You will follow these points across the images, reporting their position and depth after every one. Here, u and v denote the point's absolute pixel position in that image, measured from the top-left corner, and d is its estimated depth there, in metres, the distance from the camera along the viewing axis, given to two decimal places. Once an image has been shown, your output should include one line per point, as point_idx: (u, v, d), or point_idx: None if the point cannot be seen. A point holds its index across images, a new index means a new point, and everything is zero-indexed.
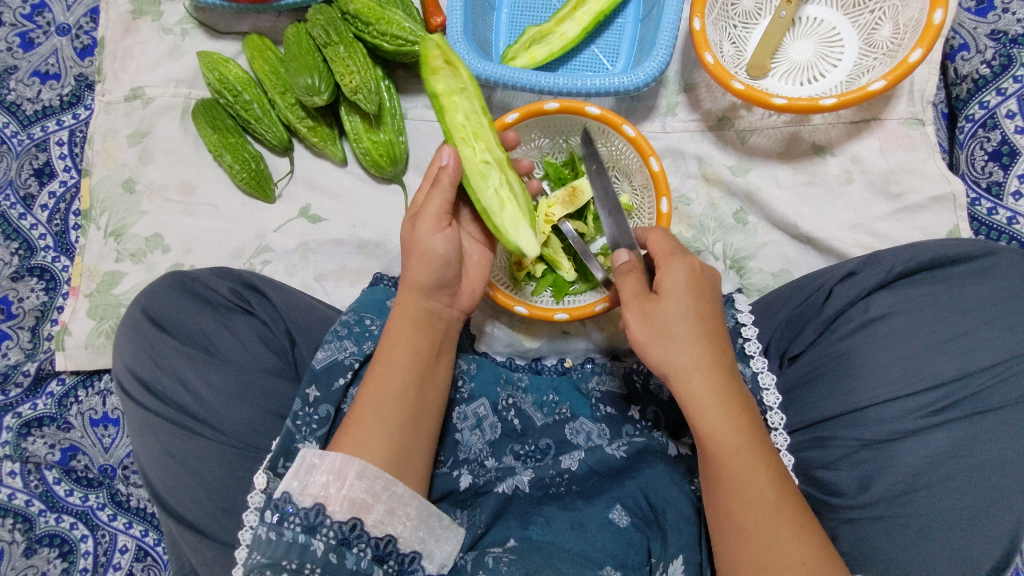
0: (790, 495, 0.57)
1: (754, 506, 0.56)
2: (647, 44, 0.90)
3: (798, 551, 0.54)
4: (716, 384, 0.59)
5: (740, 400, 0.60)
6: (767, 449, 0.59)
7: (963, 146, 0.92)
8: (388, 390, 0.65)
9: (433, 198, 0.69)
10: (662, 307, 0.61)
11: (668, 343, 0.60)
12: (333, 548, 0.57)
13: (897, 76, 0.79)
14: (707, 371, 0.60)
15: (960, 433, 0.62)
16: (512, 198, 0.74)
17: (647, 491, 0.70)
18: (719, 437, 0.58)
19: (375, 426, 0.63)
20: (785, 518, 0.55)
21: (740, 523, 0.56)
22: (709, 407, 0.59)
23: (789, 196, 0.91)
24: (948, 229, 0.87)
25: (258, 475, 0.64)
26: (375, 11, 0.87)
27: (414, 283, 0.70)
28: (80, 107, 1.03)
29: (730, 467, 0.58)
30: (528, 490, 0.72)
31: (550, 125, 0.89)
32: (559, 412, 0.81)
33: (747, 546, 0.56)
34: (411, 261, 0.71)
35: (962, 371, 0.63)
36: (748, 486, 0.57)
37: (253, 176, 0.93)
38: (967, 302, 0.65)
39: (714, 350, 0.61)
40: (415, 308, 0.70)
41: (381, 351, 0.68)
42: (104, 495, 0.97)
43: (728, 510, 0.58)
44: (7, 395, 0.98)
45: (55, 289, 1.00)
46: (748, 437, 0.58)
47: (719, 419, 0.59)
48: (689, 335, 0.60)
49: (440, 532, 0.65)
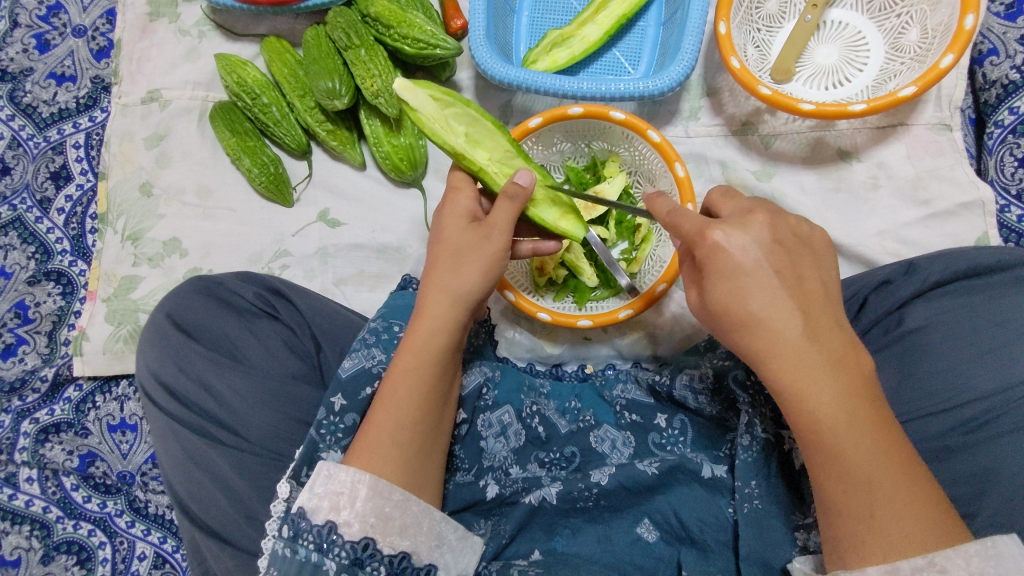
0: (906, 454, 0.53)
1: (848, 479, 0.53)
2: (671, 47, 0.89)
3: (910, 522, 0.51)
4: (796, 359, 0.55)
5: (841, 358, 0.55)
6: (868, 419, 0.53)
7: (991, 152, 0.91)
8: (409, 410, 0.62)
9: (506, 213, 0.67)
10: (723, 271, 0.57)
11: (739, 309, 0.56)
12: (344, 568, 0.56)
13: (928, 81, 0.78)
14: (797, 335, 0.55)
15: (1006, 450, 0.60)
16: (447, 131, 0.72)
17: (678, 509, 0.69)
18: (810, 409, 0.54)
19: (387, 451, 0.60)
20: (893, 485, 0.52)
21: (835, 503, 0.54)
22: (796, 375, 0.54)
23: (813, 202, 0.90)
24: (976, 236, 0.86)
25: (281, 484, 0.62)
26: (396, 14, 0.86)
27: (461, 297, 0.66)
28: (96, 109, 1.02)
29: (831, 443, 0.53)
30: (556, 503, 0.70)
31: (572, 129, 0.88)
32: (583, 419, 0.80)
33: (848, 517, 0.53)
34: (460, 263, 0.66)
35: (1001, 386, 0.61)
36: (850, 463, 0.53)
37: (272, 179, 0.92)
38: (1005, 313, 0.64)
39: (799, 306, 0.56)
40: (451, 317, 0.66)
41: (399, 364, 0.64)
42: (123, 501, 0.96)
43: (823, 488, 0.55)
44: (24, 400, 0.97)
45: (72, 294, 0.99)
46: (855, 401, 0.54)
47: (813, 385, 0.54)
48: (760, 296, 0.56)
49: (455, 544, 0.64)
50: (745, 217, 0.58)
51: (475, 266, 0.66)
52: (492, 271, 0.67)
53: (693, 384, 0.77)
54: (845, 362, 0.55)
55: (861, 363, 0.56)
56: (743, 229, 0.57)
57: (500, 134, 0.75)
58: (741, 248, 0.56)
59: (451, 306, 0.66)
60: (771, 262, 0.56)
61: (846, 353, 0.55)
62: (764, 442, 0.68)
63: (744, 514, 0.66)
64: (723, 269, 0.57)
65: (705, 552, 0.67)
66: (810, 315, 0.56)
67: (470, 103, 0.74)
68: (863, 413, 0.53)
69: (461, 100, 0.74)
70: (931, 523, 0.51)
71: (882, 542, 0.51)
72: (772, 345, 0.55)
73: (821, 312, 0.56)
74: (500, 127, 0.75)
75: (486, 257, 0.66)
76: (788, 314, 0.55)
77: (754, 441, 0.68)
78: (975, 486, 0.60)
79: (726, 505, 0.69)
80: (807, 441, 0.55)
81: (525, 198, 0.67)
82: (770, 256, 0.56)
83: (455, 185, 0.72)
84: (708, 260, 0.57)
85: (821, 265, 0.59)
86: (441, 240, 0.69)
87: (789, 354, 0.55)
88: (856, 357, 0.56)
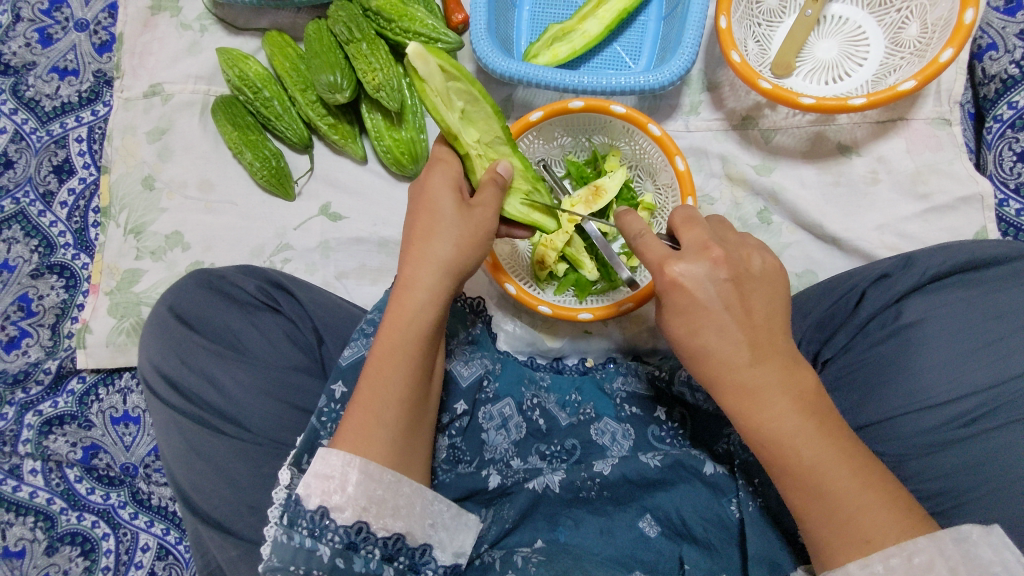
0: (863, 462, 0.55)
1: (805, 492, 0.55)
2: (672, 42, 0.89)
3: (873, 526, 0.52)
4: (740, 382, 0.57)
5: (785, 379, 0.57)
6: (817, 431, 0.55)
7: (990, 146, 0.91)
8: (396, 390, 0.63)
9: (491, 194, 0.69)
10: (676, 306, 0.59)
11: (691, 344, 0.59)
12: (339, 553, 0.57)
13: (927, 75, 0.78)
14: (740, 364, 0.57)
15: (999, 442, 0.61)
16: (445, 106, 0.70)
17: (682, 508, 0.69)
18: (762, 430, 0.56)
19: (375, 433, 0.60)
20: (848, 494, 0.53)
21: (801, 517, 0.56)
22: (743, 402, 0.57)
23: (812, 195, 0.90)
24: (975, 230, 0.87)
25: (282, 471, 0.62)
26: (398, 9, 0.87)
27: (441, 270, 0.67)
28: (99, 103, 1.03)
29: (782, 459, 0.56)
30: (559, 491, 0.71)
31: (573, 124, 0.89)
32: (583, 411, 0.80)
33: (814, 526, 0.55)
34: (430, 241, 0.67)
35: (997, 379, 0.62)
36: (803, 479, 0.55)
37: (274, 173, 0.92)
38: (1001, 306, 0.65)
39: (746, 334, 0.57)
40: (436, 291, 0.66)
41: (383, 343, 0.65)
42: (126, 493, 0.97)
43: (790, 501, 0.56)
44: (28, 393, 0.98)
45: (76, 287, 1.00)
46: (802, 418, 0.55)
47: (763, 408, 0.56)
48: (709, 333, 0.58)
49: (449, 522, 0.65)
50: (701, 248, 0.60)
51: (457, 238, 0.67)
52: (480, 243, 0.68)
53: (691, 380, 0.77)
54: (789, 383, 0.56)
55: (808, 379, 0.57)
56: (694, 254, 0.59)
57: (495, 119, 0.75)
58: (693, 283, 0.58)
59: (435, 274, 0.66)
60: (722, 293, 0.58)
61: (791, 372, 0.57)
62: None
63: (750, 513, 0.67)
64: (678, 303, 0.59)
65: (707, 549, 0.67)
66: (753, 337, 0.57)
67: (475, 82, 0.73)
68: (811, 427, 0.55)
69: (469, 78, 0.72)
70: (893, 525, 0.52)
71: (846, 548, 0.53)
72: (721, 376, 0.58)
73: (765, 331, 0.58)
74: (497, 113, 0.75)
75: (475, 229, 0.67)
76: (735, 345, 0.57)
77: None
78: (971, 475, 0.61)
79: (728, 503, 0.70)
80: (767, 461, 0.57)
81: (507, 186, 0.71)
82: (718, 285, 0.58)
83: (438, 158, 0.72)
84: (665, 295, 0.60)
85: (774, 284, 0.61)
86: (426, 208, 0.69)
87: (734, 382, 0.57)
88: (801, 372, 0.57)
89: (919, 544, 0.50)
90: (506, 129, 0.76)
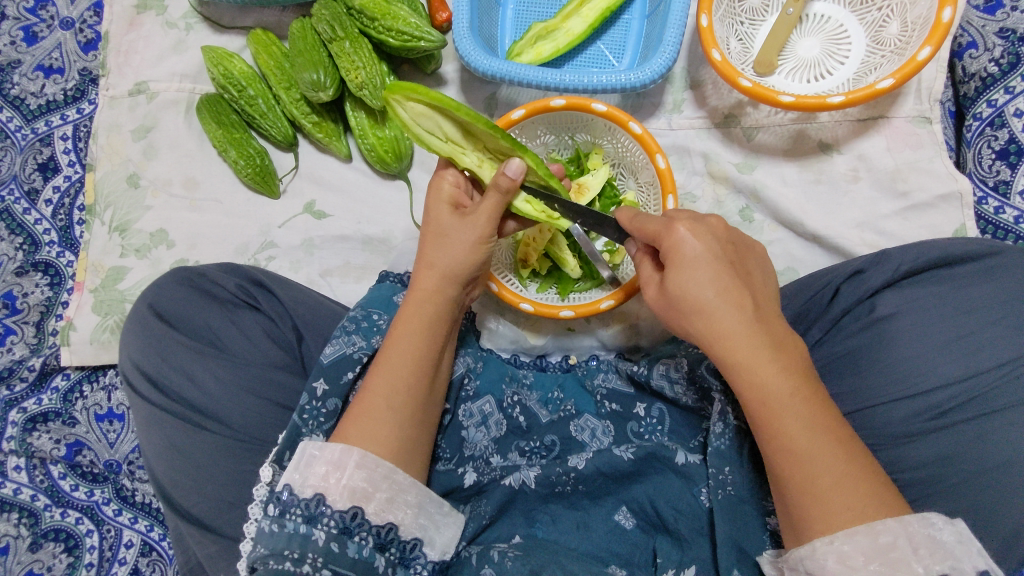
0: (846, 433, 0.55)
1: (790, 454, 0.54)
2: (654, 40, 0.89)
3: (846, 493, 0.52)
4: (742, 340, 0.57)
5: (781, 343, 0.57)
6: (814, 394, 0.55)
7: (970, 144, 0.92)
8: (402, 373, 0.65)
9: (488, 209, 0.68)
10: (680, 261, 0.59)
11: (691, 298, 0.59)
12: (333, 537, 0.56)
13: (905, 74, 0.78)
14: (741, 321, 0.57)
15: (972, 434, 0.61)
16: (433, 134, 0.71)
17: (656, 500, 0.69)
18: (758, 386, 0.56)
19: (382, 415, 0.62)
20: (830, 458, 0.53)
21: (784, 480, 0.55)
22: (740, 360, 0.56)
23: (794, 193, 0.91)
24: (954, 227, 0.87)
25: (264, 467, 0.62)
26: (381, 7, 0.86)
27: (444, 271, 0.69)
28: (84, 101, 1.03)
29: (771, 419, 0.55)
30: (535, 487, 0.71)
31: (556, 121, 0.88)
32: (564, 408, 0.81)
33: (795, 490, 0.54)
34: (444, 243, 0.70)
35: (970, 372, 0.62)
36: (790, 437, 0.54)
37: (258, 171, 0.93)
38: (973, 301, 0.65)
39: (746, 298, 0.58)
40: (435, 289, 0.69)
41: (392, 335, 0.68)
42: (110, 490, 0.97)
43: (772, 464, 0.56)
44: (12, 390, 0.98)
45: (60, 284, 1.00)
46: (796, 383, 0.55)
47: (757, 366, 0.56)
48: (711, 286, 0.58)
49: (440, 519, 0.65)
50: (703, 217, 0.62)
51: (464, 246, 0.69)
52: (478, 248, 0.70)
53: (669, 374, 0.77)
54: (783, 348, 0.57)
55: (800, 352, 0.58)
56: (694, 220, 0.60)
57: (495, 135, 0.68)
58: (699, 240, 0.59)
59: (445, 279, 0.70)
60: (724, 255, 0.59)
61: (786, 341, 0.58)
62: (736, 429, 0.68)
63: (718, 500, 0.66)
64: (684, 258, 0.59)
65: (679, 541, 0.67)
66: (756, 300, 0.59)
67: (461, 107, 0.65)
68: (803, 388, 0.55)
69: (450, 105, 0.65)
70: (869, 496, 0.52)
71: (825, 515, 0.52)
72: (719, 332, 0.57)
73: (762, 298, 0.60)
74: (492, 126, 0.67)
75: (473, 238, 0.69)
76: (738, 305, 0.58)
77: (726, 428, 0.68)
78: (945, 470, 0.61)
79: (699, 493, 0.69)
80: (755, 419, 0.57)
81: (515, 191, 0.67)
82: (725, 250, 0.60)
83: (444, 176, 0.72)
84: (672, 250, 0.60)
85: (768, 269, 0.63)
86: (429, 226, 0.71)
87: (732, 340, 0.57)
88: (795, 343, 0.58)
89: (886, 524, 0.50)
90: (507, 137, 0.69)
